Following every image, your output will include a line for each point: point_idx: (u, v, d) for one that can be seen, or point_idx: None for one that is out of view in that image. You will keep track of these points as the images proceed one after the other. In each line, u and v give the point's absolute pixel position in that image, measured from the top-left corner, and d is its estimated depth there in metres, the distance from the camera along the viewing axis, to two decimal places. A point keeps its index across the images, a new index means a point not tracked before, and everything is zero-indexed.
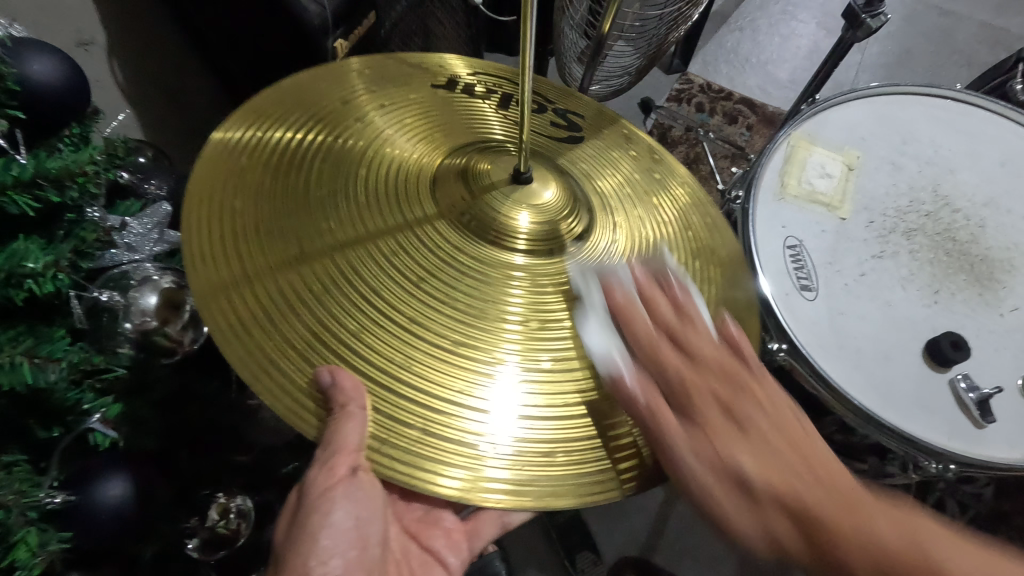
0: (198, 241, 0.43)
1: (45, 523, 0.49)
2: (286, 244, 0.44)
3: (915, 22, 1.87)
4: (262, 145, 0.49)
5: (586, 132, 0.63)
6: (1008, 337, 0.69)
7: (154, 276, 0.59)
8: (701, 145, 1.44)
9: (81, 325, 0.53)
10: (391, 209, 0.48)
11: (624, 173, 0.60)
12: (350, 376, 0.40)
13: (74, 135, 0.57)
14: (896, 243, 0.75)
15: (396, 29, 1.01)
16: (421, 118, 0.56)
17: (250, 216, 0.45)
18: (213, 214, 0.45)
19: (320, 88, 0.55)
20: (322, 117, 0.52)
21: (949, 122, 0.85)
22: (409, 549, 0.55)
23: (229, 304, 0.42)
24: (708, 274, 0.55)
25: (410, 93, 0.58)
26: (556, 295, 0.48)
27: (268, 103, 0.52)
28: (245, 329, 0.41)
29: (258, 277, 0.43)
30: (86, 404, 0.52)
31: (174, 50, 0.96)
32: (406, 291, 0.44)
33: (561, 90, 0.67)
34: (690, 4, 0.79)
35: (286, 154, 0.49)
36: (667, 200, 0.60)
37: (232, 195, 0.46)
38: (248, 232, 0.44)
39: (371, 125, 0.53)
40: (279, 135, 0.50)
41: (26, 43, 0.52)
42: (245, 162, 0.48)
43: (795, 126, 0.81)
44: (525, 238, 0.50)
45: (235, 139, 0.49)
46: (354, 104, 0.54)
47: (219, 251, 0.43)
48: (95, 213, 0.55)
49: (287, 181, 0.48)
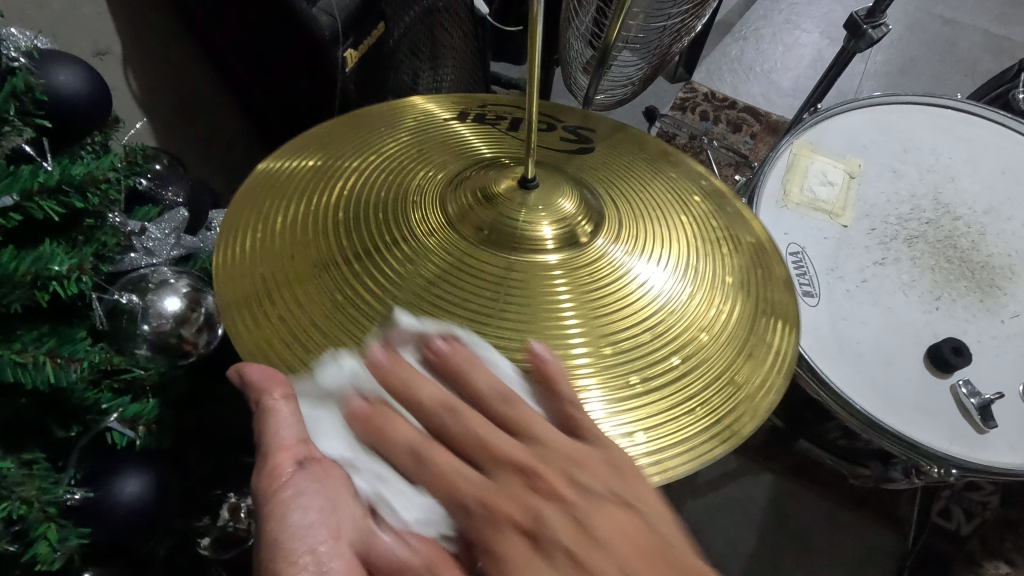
0: (231, 278, 0.46)
1: (64, 519, 0.50)
2: (309, 270, 0.46)
3: (917, 31, 1.88)
4: (288, 185, 0.52)
5: (594, 142, 0.64)
6: (1009, 342, 0.69)
7: (171, 280, 0.59)
8: (705, 153, 1.46)
9: (101, 326, 0.55)
10: (407, 224, 0.48)
11: (643, 176, 0.60)
12: (257, 369, 0.41)
13: (95, 144, 0.60)
14: (897, 249, 0.76)
15: (405, 40, 1.03)
16: (438, 142, 0.57)
17: (276, 247, 0.47)
18: (242, 250, 0.47)
19: (342, 129, 0.58)
20: (342, 153, 0.55)
21: (950, 130, 0.86)
22: None
23: (250, 320, 0.44)
24: (731, 267, 0.53)
25: (424, 123, 0.60)
26: (598, 301, 0.47)
27: (292, 148, 0.56)
28: (275, 354, 0.43)
29: (285, 303, 0.44)
30: (105, 403, 0.54)
31: (187, 61, 0.99)
32: (419, 300, 0.44)
33: (562, 107, 0.69)
34: (693, 15, 0.80)
35: (310, 188, 0.51)
36: (687, 195, 0.59)
37: (254, 221, 0.49)
38: (267, 253, 0.47)
39: (389, 154, 0.55)
40: (303, 173, 0.53)
41: (52, 54, 0.54)
42: (269, 193, 0.51)
43: (797, 135, 0.82)
44: (552, 239, 0.48)
45: (264, 183, 0.52)
46: (371, 136, 0.57)
47: (241, 271, 0.46)
48: (116, 220, 0.57)
49: (305, 205, 0.50)
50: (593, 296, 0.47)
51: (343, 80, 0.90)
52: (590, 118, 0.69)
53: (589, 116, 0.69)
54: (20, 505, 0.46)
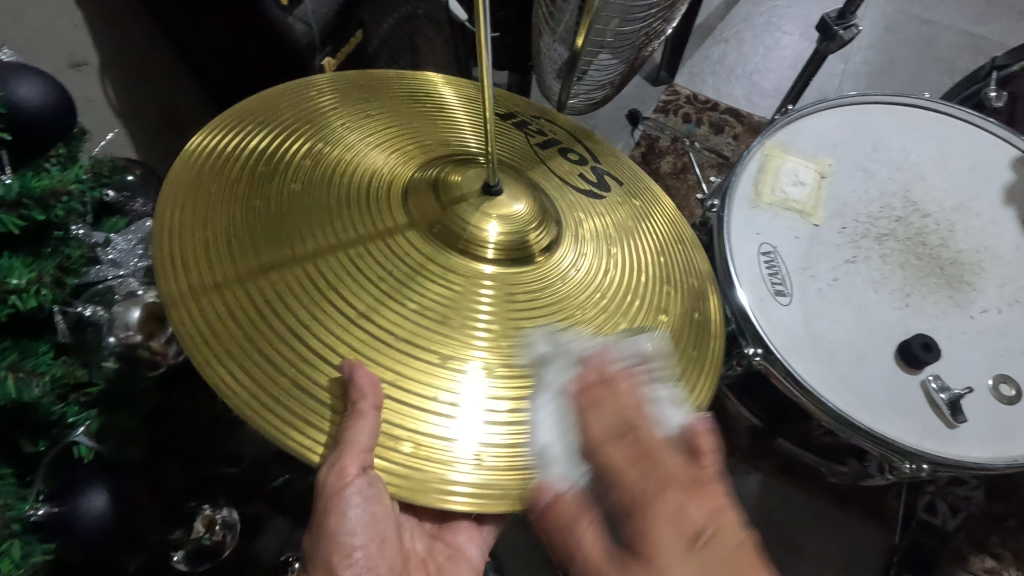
0: (185, 281, 0.42)
1: (29, 536, 0.49)
2: (265, 266, 0.43)
3: (896, 32, 1.90)
4: (232, 169, 0.48)
5: (614, 193, 0.60)
6: (978, 337, 0.70)
7: (139, 291, 0.60)
8: (688, 155, 1.48)
9: (65, 339, 0.54)
10: (360, 219, 0.47)
11: (614, 204, 0.59)
12: (367, 374, 0.40)
13: (61, 155, 0.59)
14: (867, 248, 0.76)
15: (384, 46, 1.03)
16: (385, 128, 0.55)
17: (227, 246, 0.44)
18: (190, 251, 0.43)
19: (289, 106, 0.54)
20: (294, 133, 0.52)
21: (918, 129, 0.87)
22: (431, 549, 0.57)
23: (211, 326, 0.41)
24: (696, 332, 0.54)
25: (379, 112, 0.57)
26: (524, 304, 0.48)
27: (231, 124, 0.51)
28: (235, 360, 0.40)
29: (242, 307, 0.42)
30: (71, 417, 0.54)
31: (162, 72, 0.98)
32: (376, 298, 0.43)
33: (616, 153, 0.67)
34: (664, 18, 0.81)
35: (257, 173, 0.48)
36: (649, 226, 0.59)
37: (201, 218, 0.45)
38: (219, 251, 0.44)
39: (337, 137, 0.53)
40: (247, 157, 0.49)
41: (14, 67, 0.54)
42: (219, 183, 0.47)
43: (768, 136, 0.82)
44: (492, 247, 0.49)
45: (210, 168, 0.48)
46: (320, 117, 0.54)
47: (190, 267, 0.43)
48: (80, 232, 0.57)
49: (260, 198, 0.47)
50: (530, 310, 0.47)
51: None
52: (595, 142, 0.67)
53: (595, 140, 0.67)
54: None
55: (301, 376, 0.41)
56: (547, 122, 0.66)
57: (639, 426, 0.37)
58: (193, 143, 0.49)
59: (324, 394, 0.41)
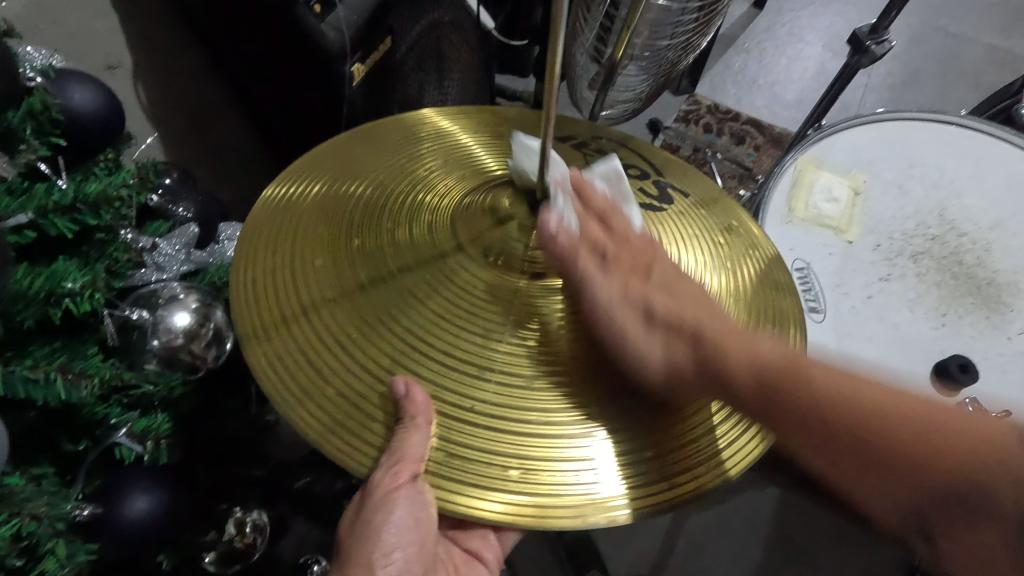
0: (255, 309, 0.45)
1: (73, 535, 0.51)
2: (324, 295, 0.45)
3: (920, 44, 1.89)
4: (299, 203, 0.52)
5: (677, 205, 0.58)
6: (1016, 360, 0.69)
7: (181, 295, 0.59)
8: (710, 165, 1.47)
9: (112, 342, 0.56)
10: (412, 248, 0.48)
11: (689, 217, 0.57)
12: (423, 392, 0.41)
13: (110, 159, 0.60)
14: (903, 266, 0.76)
15: (413, 51, 1.03)
16: (441, 161, 0.56)
17: (291, 275, 0.47)
18: (260, 280, 0.47)
19: (356, 144, 0.57)
20: (355, 168, 0.54)
21: (954, 146, 0.86)
22: (451, 551, 0.58)
23: (275, 351, 0.44)
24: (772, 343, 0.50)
25: (441, 141, 0.59)
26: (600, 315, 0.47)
27: (303, 163, 0.55)
28: (295, 381, 0.42)
29: (302, 332, 0.44)
30: (114, 418, 0.55)
31: (196, 76, 1.00)
32: (431, 325, 0.44)
33: (674, 163, 0.65)
34: (698, 32, 0.81)
35: (319, 206, 0.51)
36: (717, 233, 0.57)
37: (271, 249, 0.48)
38: (284, 279, 0.47)
39: (396, 171, 0.54)
40: (313, 193, 0.52)
41: (67, 73, 0.55)
42: (287, 217, 0.51)
43: (802, 151, 0.82)
44: None
45: (282, 204, 0.52)
46: (381, 152, 0.56)
47: (260, 293, 0.46)
48: (128, 236, 0.59)
49: (319, 231, 0.49)
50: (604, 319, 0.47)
51: (351, 93, 0.90)
52: (659, 154, 0.66)
53: (658, 153, 0.66)
54: (30, 522, 0.46)
55: (352, 398, 0.42)
56: (605, 136, 0.66)
57: (622, 233, 0.48)
58: (268, 183, 0.54)
59: (385, 409, 0.42)
